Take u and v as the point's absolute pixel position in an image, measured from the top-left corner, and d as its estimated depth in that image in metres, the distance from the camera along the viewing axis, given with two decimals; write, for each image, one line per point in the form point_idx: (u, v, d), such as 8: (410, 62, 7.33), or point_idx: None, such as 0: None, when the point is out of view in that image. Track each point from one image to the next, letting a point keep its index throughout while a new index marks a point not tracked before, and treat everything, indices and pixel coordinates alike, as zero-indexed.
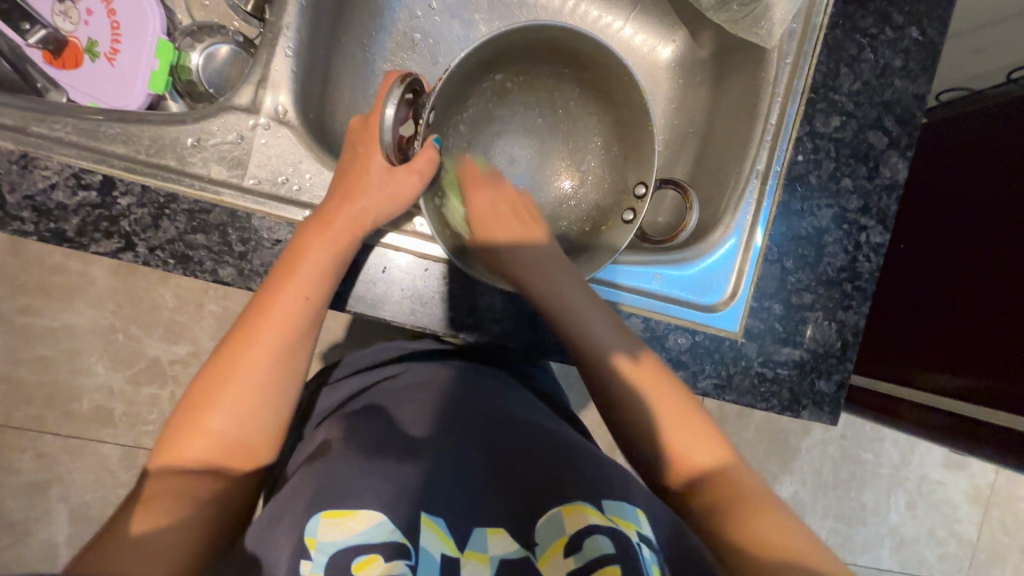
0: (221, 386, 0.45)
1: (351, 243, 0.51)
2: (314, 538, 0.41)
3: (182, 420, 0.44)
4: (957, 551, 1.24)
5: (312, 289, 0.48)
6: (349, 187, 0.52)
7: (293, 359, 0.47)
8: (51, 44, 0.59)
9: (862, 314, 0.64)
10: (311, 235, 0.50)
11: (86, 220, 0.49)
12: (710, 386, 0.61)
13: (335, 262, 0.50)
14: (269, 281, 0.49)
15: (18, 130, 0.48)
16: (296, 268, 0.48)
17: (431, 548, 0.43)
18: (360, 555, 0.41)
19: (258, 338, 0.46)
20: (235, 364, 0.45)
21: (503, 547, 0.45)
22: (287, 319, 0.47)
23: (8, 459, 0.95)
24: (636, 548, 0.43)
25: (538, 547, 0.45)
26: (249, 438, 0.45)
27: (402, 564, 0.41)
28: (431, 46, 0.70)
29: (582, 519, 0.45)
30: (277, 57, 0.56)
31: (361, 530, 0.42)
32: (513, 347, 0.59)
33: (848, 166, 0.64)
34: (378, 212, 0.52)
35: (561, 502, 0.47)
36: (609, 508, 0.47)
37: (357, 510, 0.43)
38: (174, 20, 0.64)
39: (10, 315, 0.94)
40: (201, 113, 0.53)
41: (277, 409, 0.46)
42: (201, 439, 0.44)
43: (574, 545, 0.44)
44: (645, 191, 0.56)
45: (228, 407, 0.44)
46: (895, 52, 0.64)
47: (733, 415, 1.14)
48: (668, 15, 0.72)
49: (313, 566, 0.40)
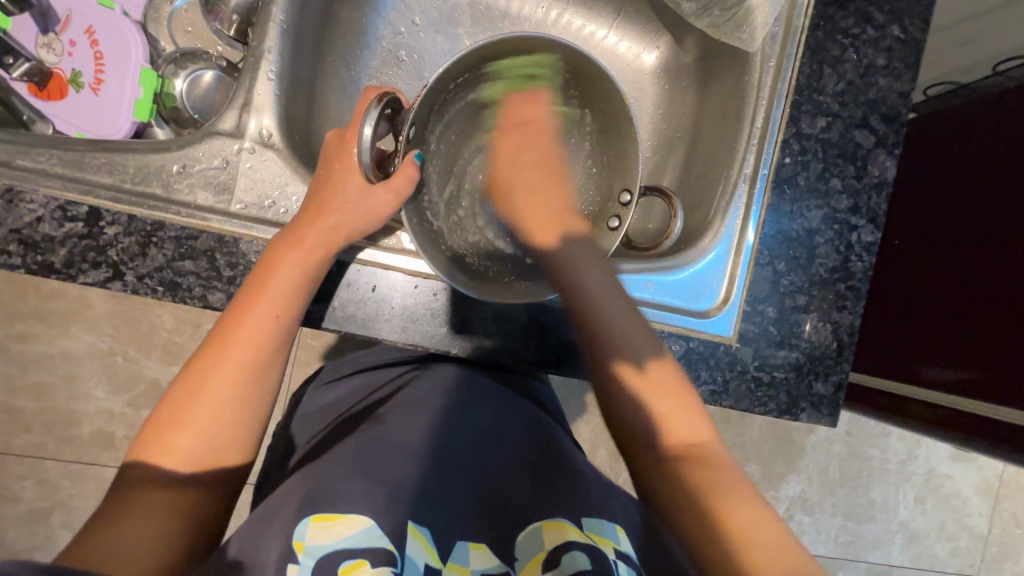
0: (191, 403, 0.45)
1: (322, 260, 0.50)
2: (302, 541, 0.40)
3: (154, 436, 0.44)
4: (968, 544, 1.23)
5: (283, 305, 0.48)
6: (321, 202, 0.52)
7: (263, 377, 0.47)
8: (36, 75, 0.59)
9: (857, 314, 0.63)
10: (283, 250, 0.49)
11: (74, 250, 0.49)
12: (706, 392, 0.61)
13: (306, 276, 0.49)
14: (239, 296, 0.48)
15: (2, 163, 0.48)
16: (265, 285, 0.48)
17: (415, 556, 0.42)
18: (348, 559, 0.40)
19: (227, 358, 0.46)
20: (203, 384, 0.45)
21: (483, 560, 0.45)
22: (258, 336, 0.47)
23: (11, 486, 0.95)
24: (614, 564, 0.43)
25: (518, 562, 0.45)
26: (222, 456, 0.45)
27: (389, 571, 0.40)
28: (416, 61, 0.70)
29: (563, 534, 0.45)
30: (260, 80, 0.56)
31: (349, 535, 0.41)
32: (506, 360, 0.59)
33: (837, 166, 0.64)
34: (350, 227, 0.52)
35: (541, 517, 0.47)
36: (590, 525, 0.47)
37: (346, 514, 0.42)
38: (158, 48, 0.65)
39: (8, 341, 0.94)
40: (186, 139, 0.53)
41: (248, 426, 0.46)
42: (171, 455, 0.43)
43: (553, 559, 0.43)
44: (630, 198, 0.56)
45: (197, 426, 0.44)
46: (878, 51, 0.64)
47: (735, 416, 1.14)
48: (652, 22, 0.72)
49: (300, 569, 0.39)
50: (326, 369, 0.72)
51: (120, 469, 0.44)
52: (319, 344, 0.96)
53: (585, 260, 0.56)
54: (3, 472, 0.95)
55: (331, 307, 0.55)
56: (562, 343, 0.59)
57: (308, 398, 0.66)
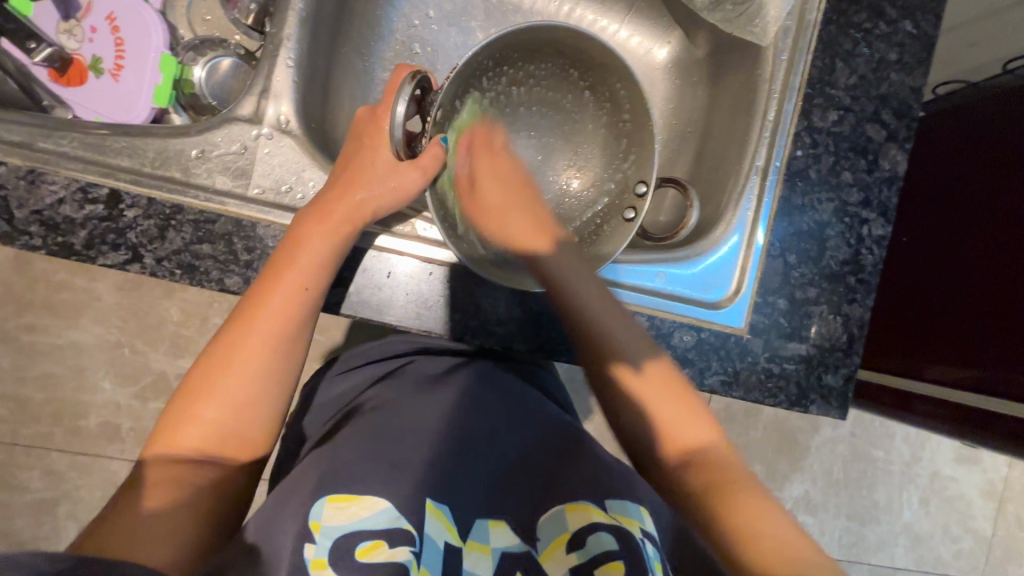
0: (217, 376, 0.45)
1: (348, 235, 0.51)
2: (318, 522, 0.41)
3: (178, 410, 0.45)
4: (972, 547, 1.23)
5: (310, 280, 0.48)
6: (350, 178, 0.52)
7: (290, 351, 0.48)
8: (57, 61, 0.60)
9: (867, 306, 0.64)
10: (311, 223, 0.50)
11: (94, 232, 0.49)
12: (716, 383, 0.61)
13: (333, 251, 0.50)
14: (267, 269, 0.49)
15: (25, 146, 0.49)
16: (293, 259, 0.48)
17: (435, 535, 0.43)
18: (364, 541, 0.41)
19: (255, 329, 0.47)
20: (230, 356, 0.46)
21: (504, 539, 0.46)
22: (286, 308, 0.47)
23: (18, 477, 0.95)
24: (642, 546, 0.45)
25: (540, 543, 0.46)
26: (245, 433, 0.46)
27: (407, 550, 0.41)
28: (429, 54, 0.71)
29: (587, 516, 0.47)
30: (278, 68, 0.56)
31: (366, 516, 0.42)
32: (518, 348, 0.59)
33: (848, 159, 0.64)
34: (378, 203, 0.52)
35: (564, 499, 0.48)
36: (614, 507, 0.48)
37: (362, 496, 0.44)
38: (176, 36, 0.66)
39: (16, 332, 0.95)
40: (205, 125, 0.54)
41: (272, 399, 0.47)
42: (195, 429, 0.44)
43: (577, 540, 0.45)
44: (646, 189, 0.57)
45: (224, 397, 0.45)
46: (890, 46, 0.64)
47: (740, 415, 1.14)
48: (663, 17, 0.72)
49: (316, 549, 0.40)
50: (336, 360, 0.72)
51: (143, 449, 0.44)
52: (326, 339, 0.97)
53: (573, 268, 0.56)
54: (10, 463, 0.95)
55: (346, 294, 0.56)
56: (574, 332, 0.59)
57: (320, 387, 0.67)
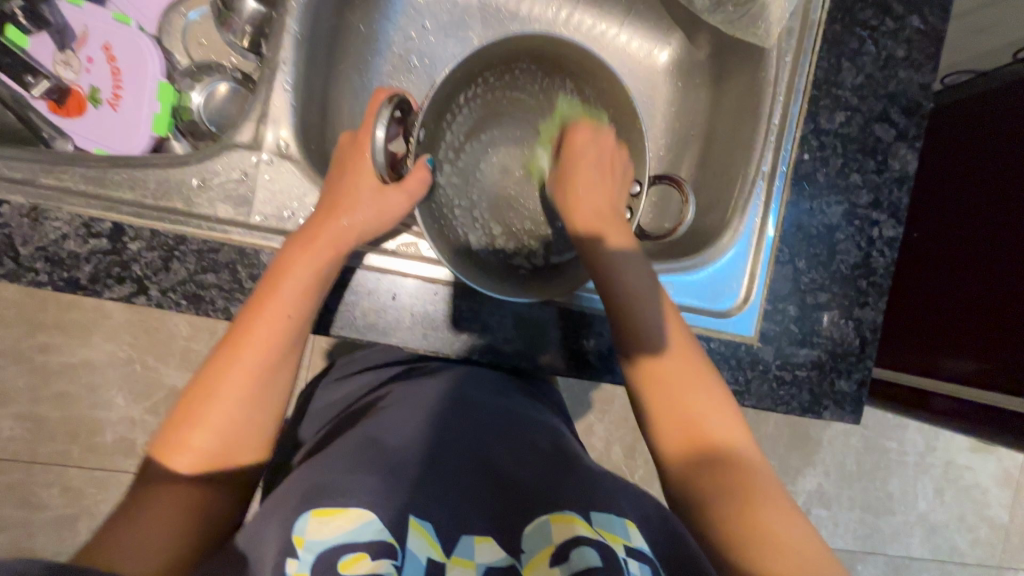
0: (205, 404, 0.45)
1: (333, 259, 0.51)
2: (302, 536, 0.41)
3: (169, 437, 0.45)
4: (989, 536, 1.22)
5: (294, 305, 0.48)
6: (334, 203, 0.52)
7: (275, 378, 0.48)
8: (56, 93, 0.60)
9: (879, 310, 0.63)
10: (294, 251, 0.50)
11: (99, 267, 0.49)
12: (728, 392, 0.61)
13: (316, 277, 0.49)
14: (252, 296, 0.49)
15: (27, 182, 0.49)
16: (277, 286, 0.48)
17: (417, 550, 0.42)
18: (346, 554, 0.40)
19: (240, 358, 0.47)
20: (216, 385, 0.46)
21: (490, 554, 0.44)
22: (270, 336, 0.47)
23: (36, 494, 0.96)
24: (625, 563, 0.43)
25: (525, 555, 0.44)
26: (238, 450, 0.46)
27: (388, 563, 0.40)
28: (427, 66, 0.70)
29: (571, 529, 0.45)
30: (276, 92, 0.56)
31: (348, 529, 0.42)
32: (524, 365, 0.59)
33: (856, 161, 0.63)
34: (362, 228, 0.52)
35: (549, 511, 0.47)
36: (598, 521, 0.46)
37: (347, 508, 0.43)
38: (174, 62, 0.66)
39: (28, 351, 0.95)
40: (204, 153, 0.53)
41: (265, 423, 0.47)
42: (186, 455, 0.44)
43: (562, 553, 0.43)
44: (640, 189, 0.58)
45: (212, 423, 0.45)
46: (897, 43, 0.63)
47: (751, 412, 1.13)
48: (664, 19, 0.71)
49: (298, 564, 0.40)
50: (338, 366, 0.72)
51: (141, 466, 0.45)
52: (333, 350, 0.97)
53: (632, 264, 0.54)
54: (28, 480, 0.96)
55: (350, 315, 0.56)
56: (582, 346, 0.59)
57: (320, 391, 0.67)
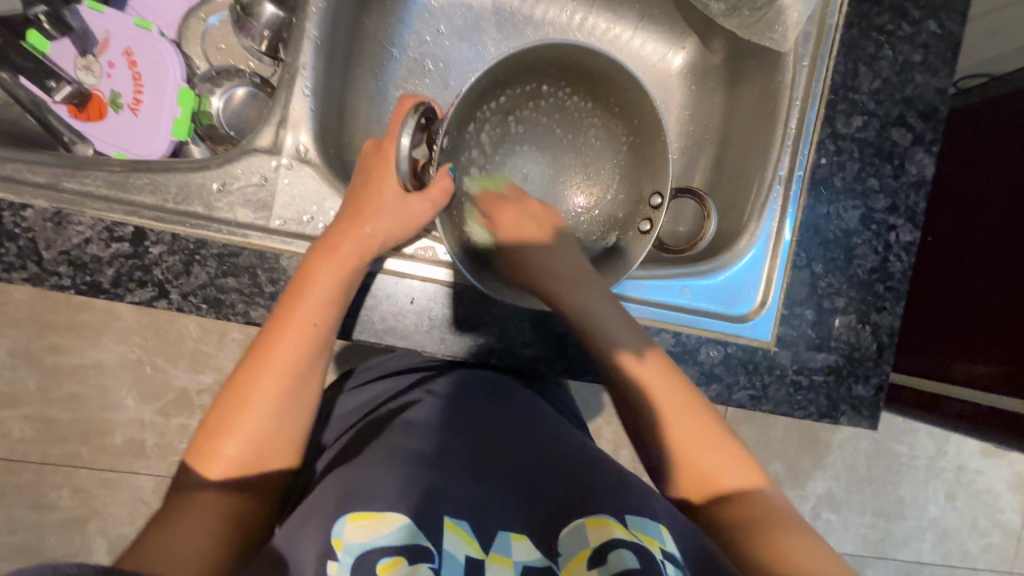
0: (235, 413, 0.46)
1: (357, 267, 0.51)
2: (340, 539, 0.41)
3: (201, 447, 0.45)
4: (1000, 541, 1.21)
5: (320, 314, 0.49)
6: (357, 211, 0.52)
7: (303, 387, 0.48)
8: (77, 98, 0.61)
9: (897, 314, 0.62)
10: (319, 260, 0.50)
11: (121, 270, 0.50)
12: (745, 397, 0.61)
13: (340, 286, 0.50)
14: (279, 305, 0.49)
15: (50, 187, 0.49)
16: (303, 295, 0.49)
17: (454, 551, 0.42)
18: (385, 557, 0.41)
19: (269, 366, 0.47)
20: (246, 394, 0.46)
21: (526, 553, 0.44)
22: (298, 344, 0.47)
23: (48, 495, 0.97)
24: (661, 565, 0.43)
25: (561, 557, 0.44)
26: (268, 459, 0.46)
27: (426, 567, 0.41)
28: (442, 70, 0.70)
29: (606, 532, 0.44)
30: (295, 97, 0.56)
31: (387, 533, 0.42)
32: (542, 369, 0.59)
33: (873, 165, 0.63)
34: (386, 235, 0.52)
35: (584, 513, 0.46)
36: (635, 524, 0.46)
37: (383, 512, 0.43)
38: (191, 67, 0.66)
39: (40, 353, 0.96)
40: (225, 157, 0.54)
41: (293, 432, 0.47)
42: (219, 465, 0.44)
43: (599, 556, 0.42)
44: (662, 202, 0.57)
45: (243, 433, 0.45)
46: (914, 47, 0.63)
47: (760, 416, 1.13)
48: (677, 23, 0.71)
49: (339, 566, 0.40)
50: (354, 371, 0.72)
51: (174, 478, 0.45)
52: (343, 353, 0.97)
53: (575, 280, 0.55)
54: (40, 481, 0.97)
55: (370, 320, 0.56)
56: None
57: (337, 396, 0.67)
